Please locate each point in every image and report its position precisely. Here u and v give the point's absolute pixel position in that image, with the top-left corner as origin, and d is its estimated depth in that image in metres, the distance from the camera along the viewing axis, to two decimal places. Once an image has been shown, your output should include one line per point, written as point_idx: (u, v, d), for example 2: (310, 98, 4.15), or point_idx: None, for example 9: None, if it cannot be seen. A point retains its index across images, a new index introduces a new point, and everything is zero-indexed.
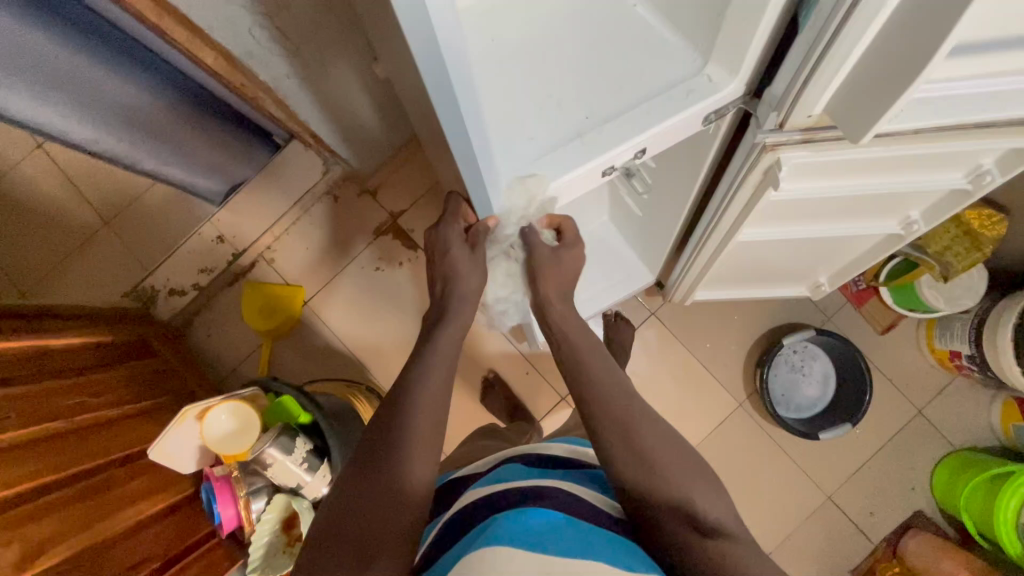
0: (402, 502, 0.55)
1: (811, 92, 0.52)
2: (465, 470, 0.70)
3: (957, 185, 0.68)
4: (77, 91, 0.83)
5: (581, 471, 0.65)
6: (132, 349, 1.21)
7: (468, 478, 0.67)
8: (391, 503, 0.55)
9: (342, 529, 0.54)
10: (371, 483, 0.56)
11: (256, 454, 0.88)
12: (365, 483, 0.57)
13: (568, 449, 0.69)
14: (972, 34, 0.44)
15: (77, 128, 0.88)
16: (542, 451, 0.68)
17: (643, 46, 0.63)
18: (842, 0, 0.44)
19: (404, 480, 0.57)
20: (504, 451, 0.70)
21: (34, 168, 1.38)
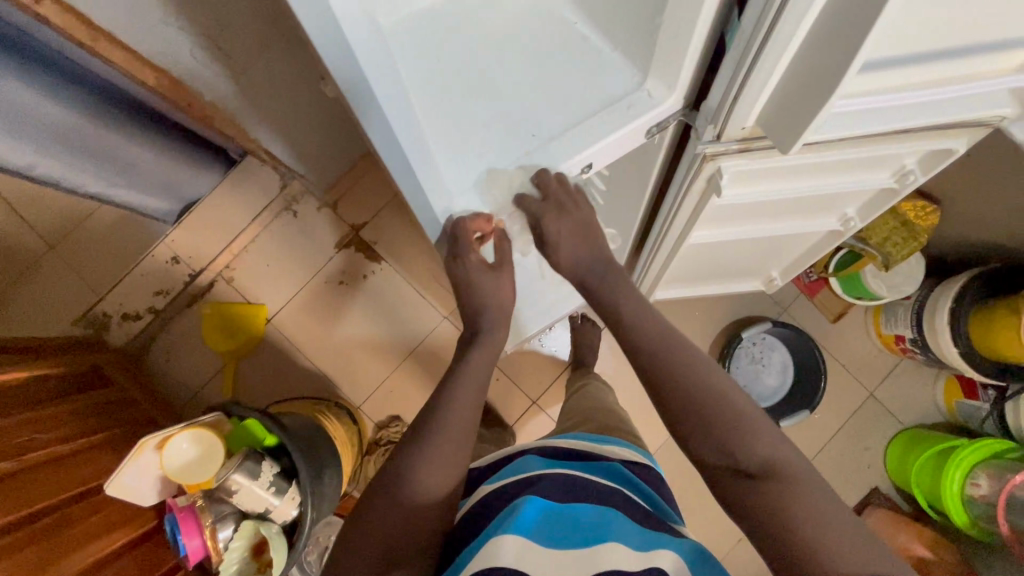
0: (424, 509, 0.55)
1: (740, 107, 0.56)
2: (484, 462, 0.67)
3: (884, 184, 0.72)
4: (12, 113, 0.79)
5: (593, 462, 0.63)
6: (85, 380, 1.17)
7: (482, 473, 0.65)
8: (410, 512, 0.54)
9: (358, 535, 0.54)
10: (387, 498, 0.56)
11: (222, 482, 0.86)
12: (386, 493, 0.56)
13: (584, 443, 0.67)
14: (876, 52, 0.49)
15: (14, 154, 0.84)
16: (550, 445, 0.66)
17: (586, 61, 0.64)
18: (759, 29, 0.48)
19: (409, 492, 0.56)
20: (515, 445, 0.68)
21: None
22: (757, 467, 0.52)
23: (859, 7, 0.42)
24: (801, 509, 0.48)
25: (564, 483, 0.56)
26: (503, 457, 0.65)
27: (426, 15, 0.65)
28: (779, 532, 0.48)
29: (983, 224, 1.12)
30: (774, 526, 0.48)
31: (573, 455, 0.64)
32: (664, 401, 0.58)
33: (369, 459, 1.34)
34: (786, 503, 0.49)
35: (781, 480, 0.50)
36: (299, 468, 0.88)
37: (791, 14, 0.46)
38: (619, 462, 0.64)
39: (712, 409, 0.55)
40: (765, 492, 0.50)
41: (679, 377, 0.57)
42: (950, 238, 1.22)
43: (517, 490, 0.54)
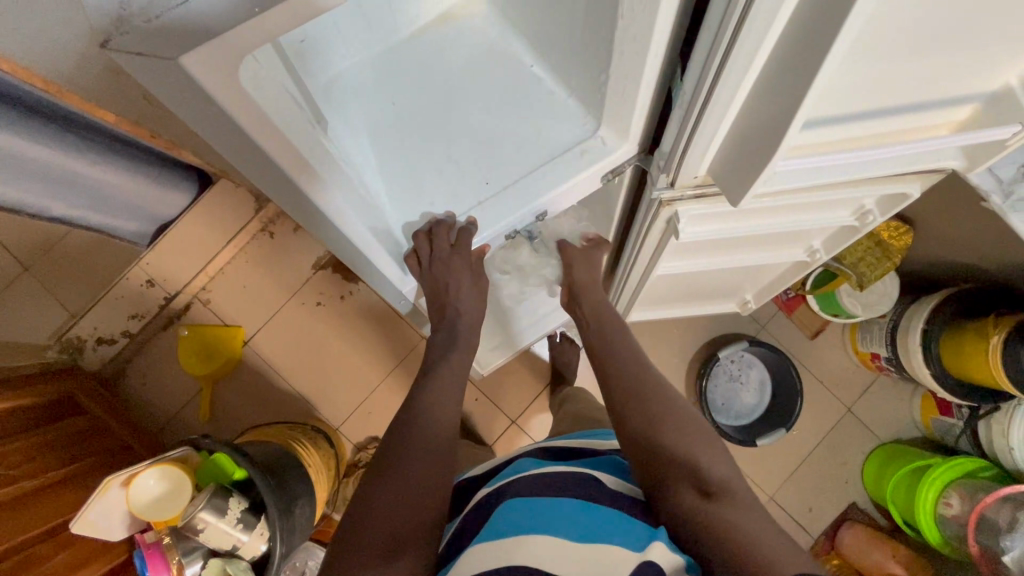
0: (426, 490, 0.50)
1: (690, 159, 0.56)
2: (475, 471, 0.62)
3: (845, 222, 0.73)
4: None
5: (589, 459, 0.59)
6: (57, 409, 1.16)
7: (472, 484, 0.59)
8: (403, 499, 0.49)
9: (351, 532, 0.47)
10: (379, 490, 0.50)
11: (188, 520, 0.86)
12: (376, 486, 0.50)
13: (583, 442, 0.63)
14: (819, 112, 0.49)
15: None
16: (545, 446, 0.63)
17: (542, 109, 0.65)
18: (699, 91, 0.49)
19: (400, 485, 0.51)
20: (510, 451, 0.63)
21: None
22: (714, 485, 0.51)
23: (796, 75, 0.42)
24: (750, 521, 0.46)
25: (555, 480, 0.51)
26: (495, 464, 0.61)
27: (378, 76, 0.69)
28: (727, 532, 0.45)
29: (952, 246, 1.12)
30: (726, 526, 0.45)
31: (569, 454, 0.60)
32: (630, 424, 0.60)
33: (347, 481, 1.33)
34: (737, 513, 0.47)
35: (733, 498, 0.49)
36: (266, 503, 0.88)
37: (730, 76, 0.46)
38: (615, 457, 0.60)
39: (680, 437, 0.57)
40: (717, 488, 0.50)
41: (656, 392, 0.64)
42: (922, 258, 1.23)
43: (498, 492, 0.51)
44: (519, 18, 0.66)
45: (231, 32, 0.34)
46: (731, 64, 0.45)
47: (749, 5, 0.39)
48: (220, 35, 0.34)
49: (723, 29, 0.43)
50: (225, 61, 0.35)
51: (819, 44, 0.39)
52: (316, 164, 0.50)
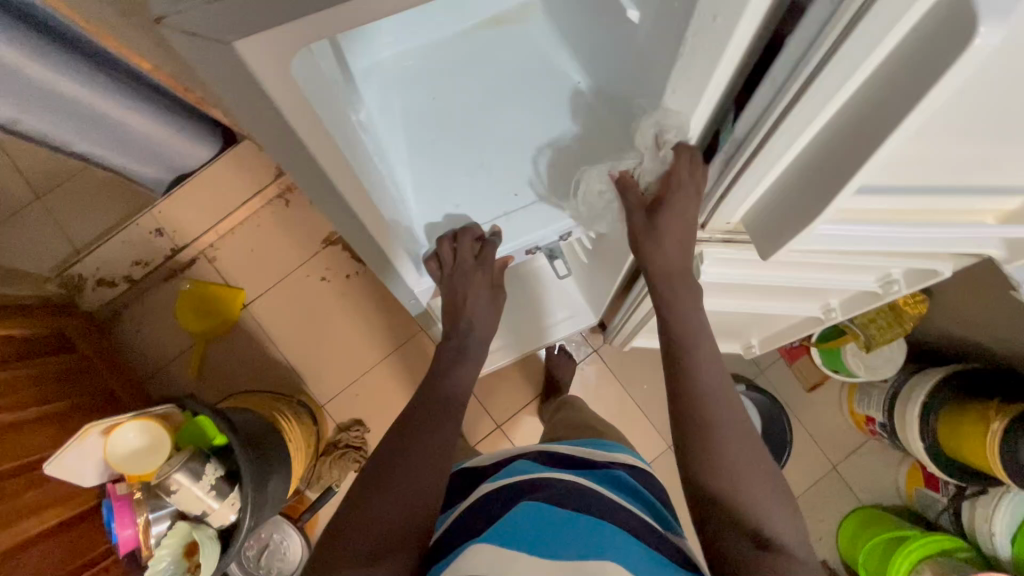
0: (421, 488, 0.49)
1: (726, 207, 0.55)
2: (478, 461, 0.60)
3: (869, 288, 0.71)
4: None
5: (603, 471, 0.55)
6: (48, 345, 1.15)
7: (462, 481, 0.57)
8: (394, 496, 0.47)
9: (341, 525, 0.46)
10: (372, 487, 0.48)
11: (162, 479, 0.85)
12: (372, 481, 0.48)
13: (591, 452, 0.59)
14: (875, 180, 0.47)
15: None
16: (548, 451, 0.59)
17: (581, 128, 0.64)
18: (749, 142, 0.48)
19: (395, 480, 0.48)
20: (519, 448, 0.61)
21: None
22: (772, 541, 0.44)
23: (858, 143, 0.41)
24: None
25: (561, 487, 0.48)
26: (499, 458, 0.59)
27: (422, 69, 0.68)
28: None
29: (968, 325, 1.10)
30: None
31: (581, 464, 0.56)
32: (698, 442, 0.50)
33: (324, 460, 1.32)
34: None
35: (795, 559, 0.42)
36: (243, 473, 0.87)
37: (786, 131, 0.44)
38: (625, 471, 0.56)
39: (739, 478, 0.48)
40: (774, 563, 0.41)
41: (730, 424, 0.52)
42: (934, 330, 1.21)
43: (502, 494, 0.48)
44: (572, 33, 0.64)
45: (286, 22, 0.32)
46: (788, 120, 0.43)
47: (823, 62, 0.38)
48: (276, 23, 0.32)
49: (790, 81, 0.41)
50: (283, 40, 0.34)
51: (887, 115, 0.38)
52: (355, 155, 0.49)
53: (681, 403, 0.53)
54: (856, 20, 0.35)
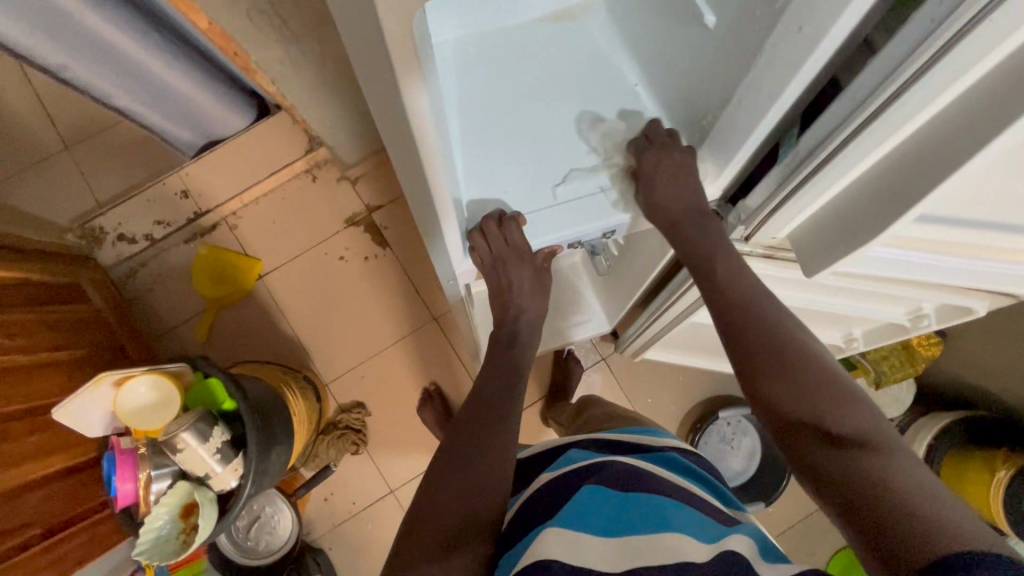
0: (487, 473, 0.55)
1: (775, 221, 0.55)
2: (533, 450, 0.68)
3: (898, 320, 0.71)
4: (40, 7, 0.79)
5: (655, 454, 0.62)
6: (63, 293, 1.15)
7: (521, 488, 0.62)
8: (479, 481, 0.54)
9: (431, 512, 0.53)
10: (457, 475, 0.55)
11: (169, 437, 0.84)
12: (459, 469, 0.56)
13: (645, 437, 0.66)
14: (938, 209, 0.47)
15: (25, 35, 0.82)
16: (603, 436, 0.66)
17: (634, 128, 0.64)
18: (810, 159, 0.48)
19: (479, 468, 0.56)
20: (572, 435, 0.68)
21: (10, 87, 1.34)
22: (855, 437, 0.47)
23: (929, 169, 0.41)
24: (893, 476, 0.43)
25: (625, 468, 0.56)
26: (553, 446, 0.66)
27: (482, 55, 0.68)
28: (877, 494, 0.42)
29: (980, 372, 1.10)
30: (871, 490, 0.43)
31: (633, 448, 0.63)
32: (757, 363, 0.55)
33: (322, 439, 1.31)
34: (881, 472, 0.44)
35: (881, 448, 0.46)
36: (249, 440, 0.87)
37: (853, 150, 0.44)
38: (678, 452, 0.63)
39: (811, 388, 0.51)
40: (858, 458, 0.45)
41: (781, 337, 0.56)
42: (943, 374, 1.21)
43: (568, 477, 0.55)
44: (635, 35, 0.65)
45: None
46: (857, 140, 0.44)
47: (906, 85, 0.38)
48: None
49: (866, 101, 0.41)
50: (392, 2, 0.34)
51: (966, 141, 0.38)
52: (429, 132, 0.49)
53: (739, 340, 0.57)
54: (949, 47, 0.35)
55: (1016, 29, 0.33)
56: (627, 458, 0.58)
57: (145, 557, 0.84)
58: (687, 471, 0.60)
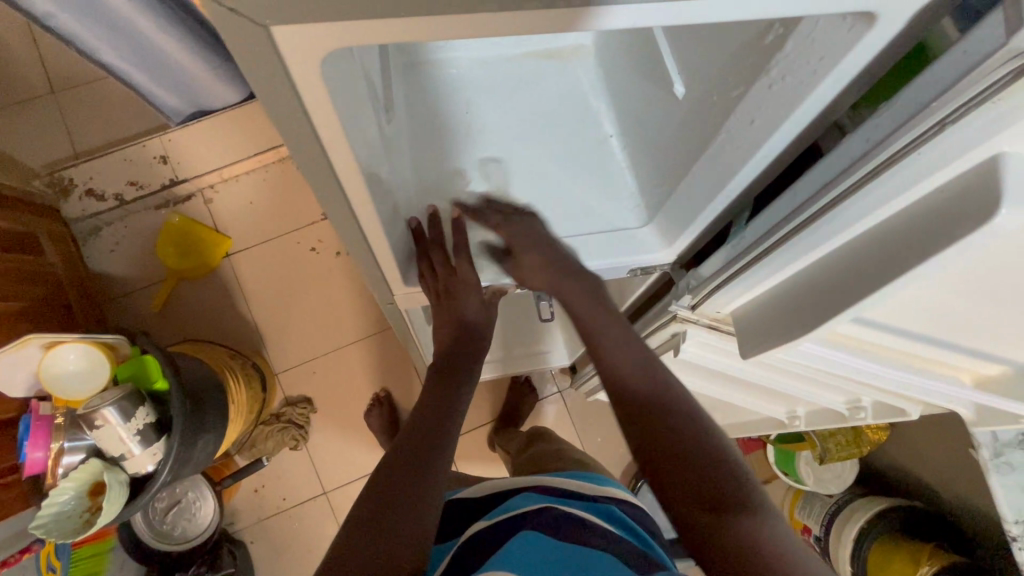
0: (419, 497, 0.53)
1: (720, 296, 0.55)
2: (475, 493, 0.66)
3: (838, 407, 0.71)
4: None
5: (591, 502, 0.61)
6: (17, 242, 1.12)
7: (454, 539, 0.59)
8: (411, 507, 0.52)
9: (357, 536, 0.49)
10: (393, 495, 0.52)
11: (89, 411, 0.81)
12: (392, 489, 0.53)
13: (581, 485, 0.65)
14: (875, 314, 0.46)
15: None
16: (547, 480, 0.65)
17: (603, 178, 0.64)
18: (756, 245, 0.48)
19: (418, 491, 0.53)
20: (513, 480, 0.67)
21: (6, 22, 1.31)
22: (731, 497, 0.46)
23: (859, 277, 0.42)
24: (761, 544, 0.43)
25: (559, 516, 0.55)
26: (495, 491, 0.65)
27: (466, 80, 0.67)
28: (754, 567, 0.42)
29: (920, 462, 1.11)
30: (747, 562, 0.42)
31: (567, 494, 0.62)
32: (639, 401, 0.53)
33: (263, 427, 1.29)
34: (754, 540, 0.43)
35: (758, 512, 0.45)
36: (173, 425, 0.84)
37: (794, 244, 0.45)
38: (617, 505, 0.63)
39: (689, 451, 0.49)
40: (734, 524, 0.44)
41: (658, 379, 0.55)
42: (885, 458, 1.21)
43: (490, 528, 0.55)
44: (618, 86, 0.65)
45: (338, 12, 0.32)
46: (798, 236, 0.44)
47: (843, 195, 0.39)
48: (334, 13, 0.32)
49: (809, 203, 0.42)
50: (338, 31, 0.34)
51: (894, 260, 0.38)
52: (380, 156, 0.48)
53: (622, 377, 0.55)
54: (888, 164, 0.36)
55: (943, 166, 0.33)
56: (566, 506, 0.58)
57: (42, 531, 0.81)
58: (622, 523, 0.59)
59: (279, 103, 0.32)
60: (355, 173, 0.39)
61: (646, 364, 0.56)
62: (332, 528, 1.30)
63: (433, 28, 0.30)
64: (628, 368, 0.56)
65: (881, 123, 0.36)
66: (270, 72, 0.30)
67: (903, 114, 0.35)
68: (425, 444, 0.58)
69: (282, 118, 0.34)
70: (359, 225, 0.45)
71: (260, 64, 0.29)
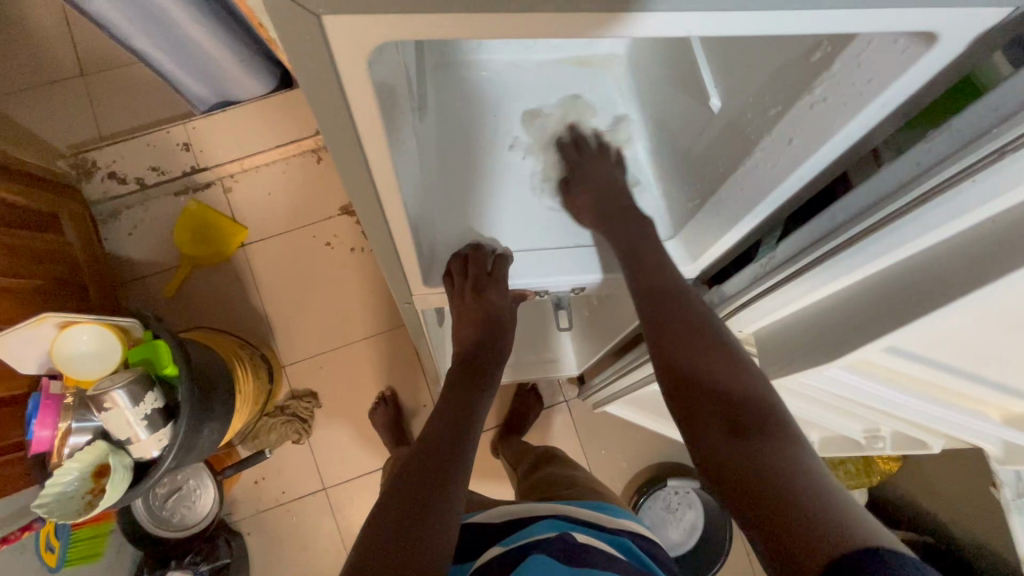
0: (442, 511, 0.53)
1: (747, 314, 0.54)
2: (487, 517, 0.66)
3: (855, 436, 0.70)
4: None
5: (606, 534, 0.61)
6: (37, 220, 1.13)
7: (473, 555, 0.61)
8: (431, 523, 0.51)
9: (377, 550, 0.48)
10: (409, 511, 0.51)
11: (97, 393, 0.81)
12: (409, 507, 0.52)
13: (595, 515, 0.64)
14: (910, 345, 0.45)
15: None
16: (562, 510, 0.64)
17: (628, 189, 0.63)
18: (786, 267, 0.47)
19: (438, 508, 0.53)
20: (528, 506, 0.66)
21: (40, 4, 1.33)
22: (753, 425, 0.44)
23: (895, 305, 0.41)
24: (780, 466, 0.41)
25: (572, 546, 0.55)
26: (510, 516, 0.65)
27: (493, 81, 0.66)
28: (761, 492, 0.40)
29: (931, 495, 1.08)
30: (766, 484, 0.40)
31: (579, 521, 0.62)
32: (667, 320, 0.53)
33: (267, 421, 1.29)
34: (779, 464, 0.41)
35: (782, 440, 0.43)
36: (181, 413, 0.84)
37: (824, 270, 0.44)
38: (631, 538, 0.61)
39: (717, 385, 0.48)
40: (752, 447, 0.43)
41: (681, 312, 0.53)
42: (895, 490, 1.19)
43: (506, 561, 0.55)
44: (650, 98, 0.64)
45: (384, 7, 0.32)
46: (834, 261, 0.43)
47: (890, 219, 0.38)
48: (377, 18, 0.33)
49: (847, 225, 0.41)
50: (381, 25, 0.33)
51: (938, 290, 0.37)
52: (409, 155, 0.48)
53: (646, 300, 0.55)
54: (934, 194, 0.35)
55: (996, 199, 0.33)
56: (581, 538, 0.57)
57: (43, 510, 0.80)
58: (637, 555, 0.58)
59: (320, 92, 0.32)
60: (387, 170, 0.39)
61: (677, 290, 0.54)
62: (329, 525, 1.29)
63: (483, 26, 0.29)
64: (660, 288, 0.54)
65: (934, 147, 0.35)
66: (318, 59, 0.29)
67: (955, 143, 0.34)
68: (447, 456, 0.58)
69: (320, 112, 0.33)
70: (387, 223, 0.45)
71: (307, 50, 0.29)
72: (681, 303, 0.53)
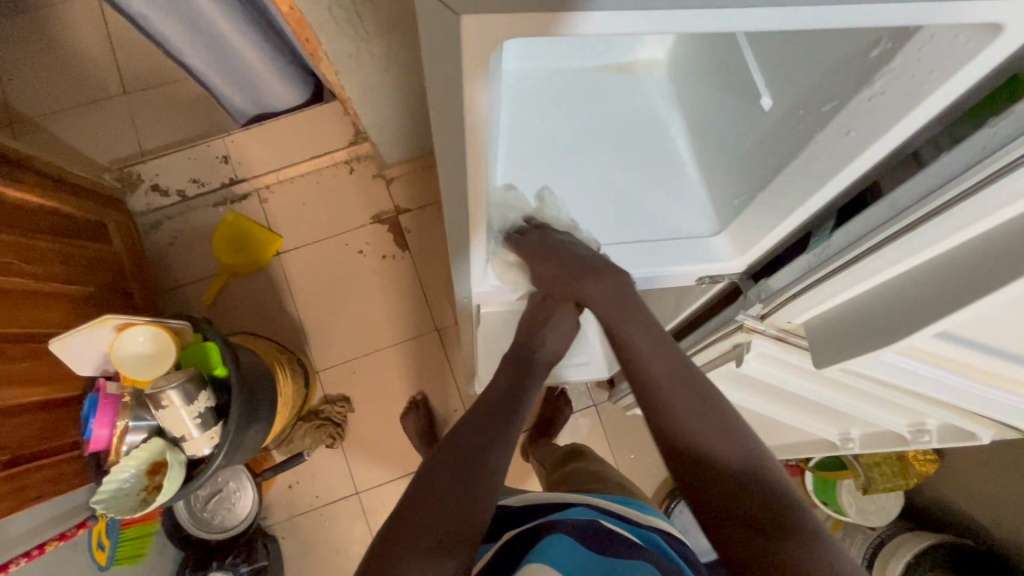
0: (483, 487, 0.54)
1: (800, 302, 0.55)
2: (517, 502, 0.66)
3: (899, 429, 0.70)
4: None
5: (634, 526, 0.60)
6: (88, 230, 1.18)
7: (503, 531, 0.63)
8: (470, 497, 0.53)
9: (414, 515, 0.51)
10: (451, 483, 0.54)
11: (154, 392, 0.84)
12: (452, 479, 0.54)
13: (625, 509, 0.64)
14: (964, 329, 0.46)
15: None
16: (594, 502, 0.63)
17: (673, 188, 0.65)
18: (842, 254, 0.48)
19: (480, 482, 0.54)
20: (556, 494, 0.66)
21: (89, 28, 1.40)
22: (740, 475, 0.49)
23: (952, 287, 0.42)
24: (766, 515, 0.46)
25: (599, 532, 0.55)
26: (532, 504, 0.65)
27: (540, 90, 0.70)
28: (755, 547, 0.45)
29: (970, 496, 1.07)
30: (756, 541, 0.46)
31: (608, 512, 0.61)
32: (644, 361, 0.55)
33: (301, 425, 1.31)
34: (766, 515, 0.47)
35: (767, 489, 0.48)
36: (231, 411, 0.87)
37: (880, 255, 0.46)
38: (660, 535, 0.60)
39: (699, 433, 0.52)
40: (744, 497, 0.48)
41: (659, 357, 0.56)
42: (931, 493, 1.18)
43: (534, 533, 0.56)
44: (694, 101, 0.66)
45: None
46: (890, 246, 0.44)
47: (950, 203, 0.39)
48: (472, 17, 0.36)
49: (908, 209, 0.42)
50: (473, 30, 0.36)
51: (996, 270, 0.39)
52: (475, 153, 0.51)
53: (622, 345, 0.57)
54: (996, 177, 0.37)
55: None
56: (612, 526, 0.57)
57: (101, 506, 0.83)
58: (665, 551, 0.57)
59: None
60: (469, 165, 0.41)
61: (649, 331, 0.57)
62: (362, 529, 1.31)
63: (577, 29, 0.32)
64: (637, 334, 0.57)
65: (998, 130, 0.37)
66: None
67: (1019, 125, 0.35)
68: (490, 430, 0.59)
69: None
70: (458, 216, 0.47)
71: None
72: (657, 345, 0.56)
